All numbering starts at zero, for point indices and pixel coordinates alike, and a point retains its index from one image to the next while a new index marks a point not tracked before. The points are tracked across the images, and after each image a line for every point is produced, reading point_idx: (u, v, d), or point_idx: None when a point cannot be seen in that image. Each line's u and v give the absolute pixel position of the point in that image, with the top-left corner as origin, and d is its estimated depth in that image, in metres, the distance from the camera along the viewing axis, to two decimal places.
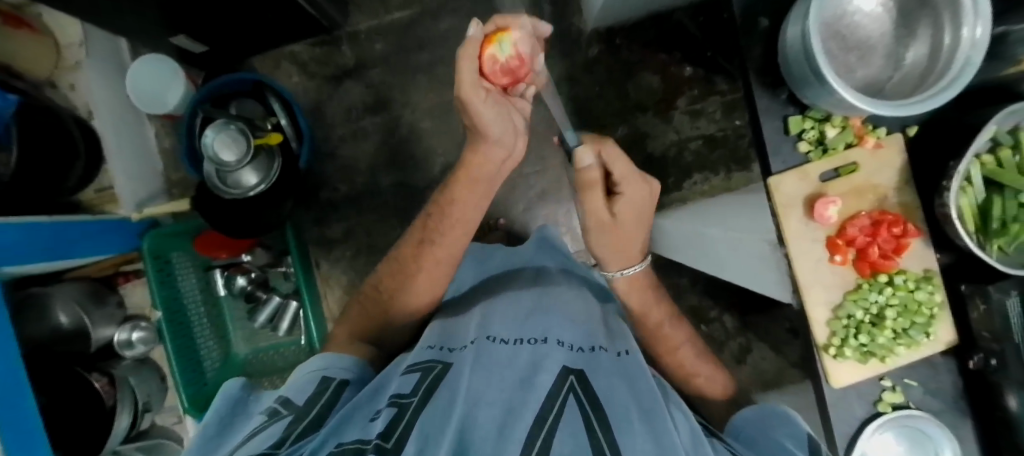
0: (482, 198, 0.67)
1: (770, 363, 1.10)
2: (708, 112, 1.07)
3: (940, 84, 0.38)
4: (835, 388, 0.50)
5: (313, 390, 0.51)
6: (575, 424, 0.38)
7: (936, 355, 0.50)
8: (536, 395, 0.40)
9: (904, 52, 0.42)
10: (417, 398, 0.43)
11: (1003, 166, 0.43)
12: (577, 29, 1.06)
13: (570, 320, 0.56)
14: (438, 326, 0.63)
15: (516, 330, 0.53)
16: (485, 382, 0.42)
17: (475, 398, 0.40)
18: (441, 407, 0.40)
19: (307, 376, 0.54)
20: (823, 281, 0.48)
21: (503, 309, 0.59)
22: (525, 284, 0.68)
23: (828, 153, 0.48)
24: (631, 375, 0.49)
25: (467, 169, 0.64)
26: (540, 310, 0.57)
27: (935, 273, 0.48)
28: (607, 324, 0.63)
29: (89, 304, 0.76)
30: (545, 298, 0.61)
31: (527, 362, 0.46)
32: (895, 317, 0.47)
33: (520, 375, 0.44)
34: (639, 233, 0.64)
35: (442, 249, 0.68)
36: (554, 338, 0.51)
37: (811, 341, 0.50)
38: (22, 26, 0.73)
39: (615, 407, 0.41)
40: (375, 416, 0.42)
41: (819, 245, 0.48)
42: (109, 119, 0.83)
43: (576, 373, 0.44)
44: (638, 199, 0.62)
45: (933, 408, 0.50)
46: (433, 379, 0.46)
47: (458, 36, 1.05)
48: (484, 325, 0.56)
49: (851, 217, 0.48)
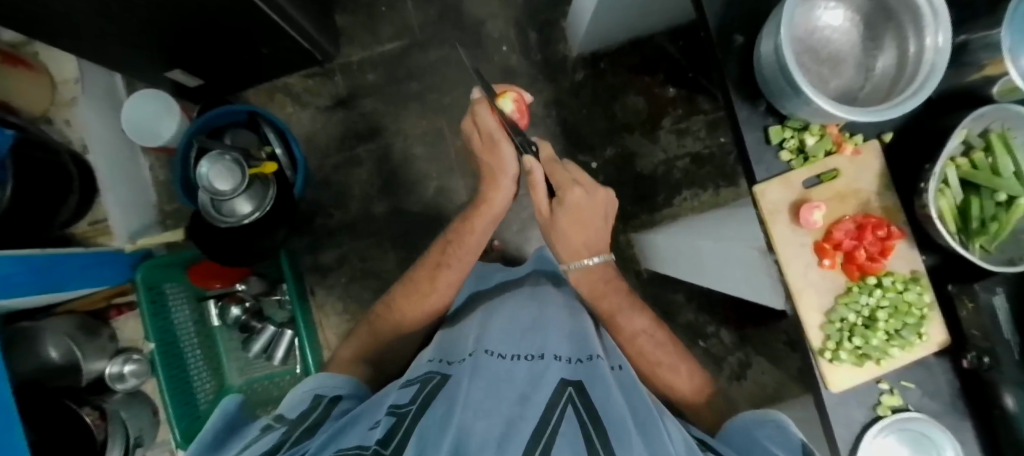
0: (490, 224, 0.78)
1: (770, 377, 1.09)
2: (693, 131, 1.10)
3: (909, 91, 0.40)
4: (833, 392, 0.50)
5: (303, 409, 0.50)
6: (574, 438, 0.37)
7: (930, 356, 0.50)
8: (534, 405, 0.40)
9: (873, 62, 0.44)
10: (415, 407, 0.42)
11: (977, 168, 0.44)
12: (563, 55, 1.10)
13: (568, 333, 0.55)
14: (438, 338, 0.62)
15: (511, 342, 0.52)
16: (484, 389, 0.42)
17: (474, 405, 0.39)
18: (439, 414, 0.40)
19: (299, 394, 0.53)
20: (811, 284, 0.49)
21: (502, 317, 0.58)
22: (520, 292, 0.67)
23: (807, 160, 0.50)
24: (631, 390, 0.48)
25: (482, 203, 0.77)
26: (541, 323, 0.56)
27: (922, 274, 0.49)
28: (606, 337, 0.62)
29: (81, 338, 0.75)
30: (544, 310, 0.60)
31: (527, 375, 0.45)
32: (886, 318, 0.48)
33: (519, 386, 0.43)
34: (584, 232, 0.73)
35: (454, 268, 0.73)
36: (551, 352, 0.50)
37: (808, 346, 0.50)
38: (19, 64, 0.74)
39: (614, 419, 0.40)
40: (374, 425, 0.41)
41: (807, 250, 0.50)
42: (104, 153, 0.84)
43: (574, 384, 0.44)
44: (575, 202, 0.73)
45: (933, 410, 0.50)
46: (431, 389, 0.46)
47: (449, 65, 1.08)
48: (481, 337, 0.54)
49: (835, 221, 0.49)
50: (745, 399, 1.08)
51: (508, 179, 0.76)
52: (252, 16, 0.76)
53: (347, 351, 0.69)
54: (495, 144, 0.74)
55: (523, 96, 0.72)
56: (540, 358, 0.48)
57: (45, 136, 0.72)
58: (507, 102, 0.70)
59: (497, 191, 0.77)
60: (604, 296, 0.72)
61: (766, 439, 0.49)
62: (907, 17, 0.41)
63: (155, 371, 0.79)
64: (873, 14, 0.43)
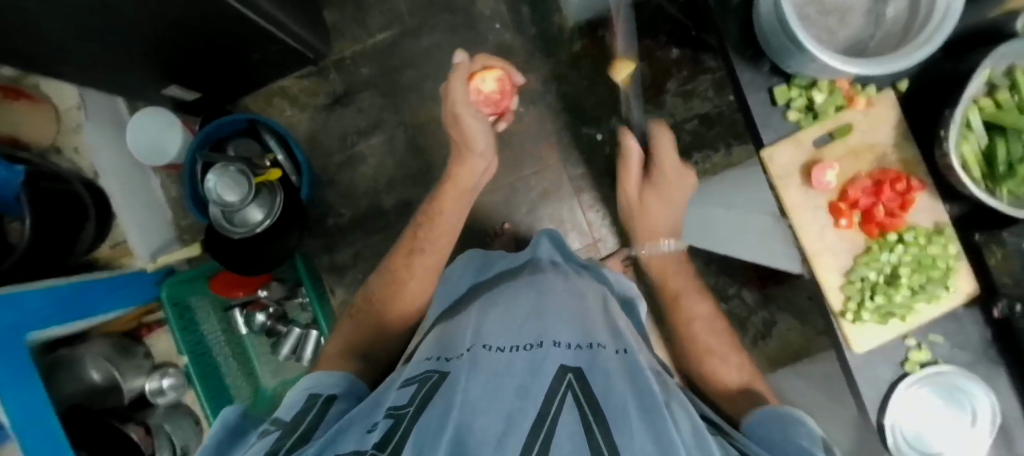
0: (462, 211, 0.80)
1: (797, 334, 1.08)
2: (699, 91, 1.06)
3: (923, 35, 0.37)
4: (857, 354, 0.49)
5: (299, 409, 0.49)
6: (574, 426, 0.36)
7: (958, 308, 0.49)
8: (533, 397, 0.40)
9: (883, 8, 0.41)
10: (414, 408, 0.42)
11: (1002, 108, 0.42)
12: (558, 26, 1.06)
13: (569, 319, 0.55)
14: (436, 337, 0.61)
15: (509, 333, 0.52)
16: (484, 385, 0.42)
17: (473, 403, 0.39)
18: (437, 413, 0.39)
19: (292, 398, 0.52)
20: (826, 245, 0.48)
21: (502, 311, 0.58)
22: (519, 281, 0.67)
23: (821, 116, 0.47)
24: (633, 370, 0.47)
25: (450, 180, 0.78)
26: (541, 310, 0.56)
27: (945, 225, 0.47)
28: (613, 315, 0.62)
29: (117, 358, 0.79)
30: (544, 298, 0.59)
31: (525, 369, 0.45)
32: (910, 275, 0.46)
33: (519, 383, 0.42)
34: (671, 213, 0.75)
35: (428, 254, 0.74)
36: (550, 338, 0.50)
37: (829, 311, 0.50)
38: (21, 97, 0.75)
39: (615, 405, 0.40)
40: (372, 427, 0.42)
41: (822, 212, 0.49)
42: (116, 175, 0.86)
43: (574, 370, 0.44)
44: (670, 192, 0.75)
45: (965, 361, 0.49)
46: (430, 389, 0.45)
47: (443, 49, 1.06)
48: (479, 332, 0.54)
49: (848, 178, 0.48)
50: (771, 358, 1.07)
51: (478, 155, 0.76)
52: (242, 24, 0.75)
53: (342, 339, 0.68)
54: (458, 119, 0.72)
55: (507, 75, 0.83)
56: (537, 346, 0.48)
57: (55, 167, 0.74)
58: (488, 81, 0.80)
59: (465, 167, 0.77)
60: (672, 277, 0.75)
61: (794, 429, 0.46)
62: None
63: (191, 383, 0.83)
64: None
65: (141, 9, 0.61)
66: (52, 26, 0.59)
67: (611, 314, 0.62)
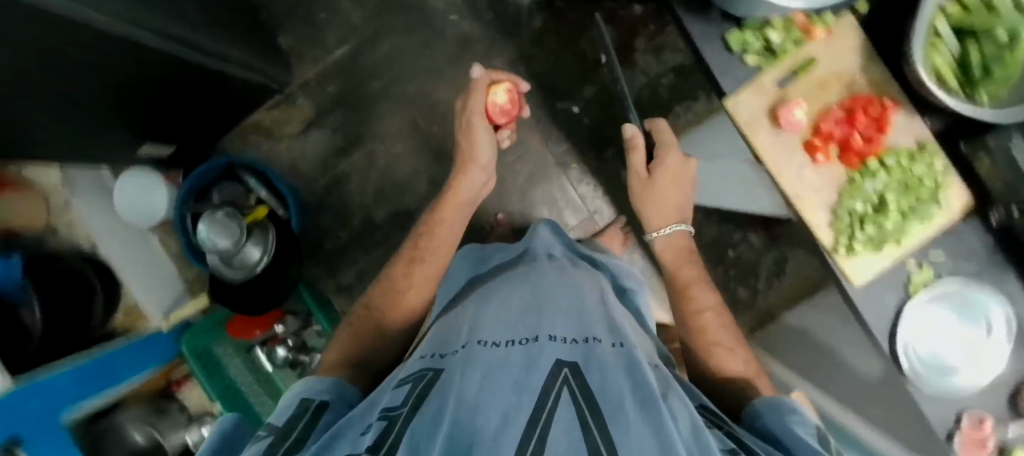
0: (462, 222, 0.77)
1: (812, 269, 1.06)
2: (671, 42, 1.03)
3: None
4: (857, 288, 0.49)
5: (291, 413, 0.45)
6: (570, 421, 0.34)
7: (955, 222, 0.48)
8: (528, 391, 0.39)
9: None
10: (407, 409, 0.41)
11: (969, 10, 0.40)
12: (515, 6, 1.03)
13: (565, 315, 0.53)
14: (435, 335, 0.60)
15: (506, 333, 0.51)
16: (481, 382, 0.41)
17: (468, 402, 0.38)
18: (432, 414, 0.38)
19: (283, 403, 0.48)
20: (807, 184, 0.47)
21: (498, 308, 0.57)
22: (519, 271, 0.68)
23: (779, 53, 0.46)
24: (632, 364, 0.45)
25: (450, 191, 0.77)
26: (535, 306, 0.55)
27: (928, 142, 0.46)
28: (610, 309, 0.60)
29: (155, 418, 0.82)
30: (541, 293, 0.59)
31: (520, 362, 0.43)
32: (897, 199, 0.45)
33: (515, 378, 0.41)
34: (675, 196, 0.69)
35: (429, 263, 0.72)
36: (546, 332, 0.49)
37: (822, 249, 0.49)
38: (13, 187, 0.77)
39: (611, 399, 0.38)
40: (366, 429, 0.40)
41: (797, 152, 0.47)
42: (115, 243, 0.87)
43: (570, 364, 0.43)
44: (676, 174, 0.68)
45: (971, 273, 0.48)
46: (424, 388, 0.44)
47: (404, 55, 1.04)
48: (474, 330, 0.54)
49: (818, 112, 0.47)
50: (789, 297, 1.06)
51: (479, 169, 0.77)
52: (198, 72, 0.75)
53: (339, 351, 0.63)
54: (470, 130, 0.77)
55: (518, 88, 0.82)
56: (534, 340, 0.47)
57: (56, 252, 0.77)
58: (500, 93, 0.80)
59: (466, 178, 0.77)
60: (680, 265, 0.67)
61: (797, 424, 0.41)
62: None
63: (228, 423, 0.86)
64: None
65: (93, 80, 0.61)
66: (15, 114, 0.59)
67: (609, 305, 0.61)
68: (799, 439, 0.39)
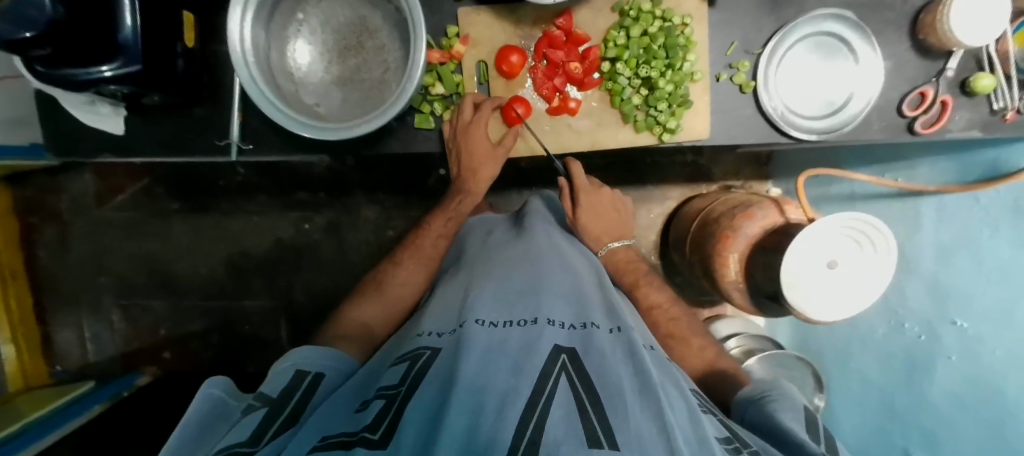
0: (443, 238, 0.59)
1: None
2: None
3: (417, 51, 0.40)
4: (710, 135, 0.46)
5: (286, 385, 0.38)
6: (569, 417, 0.26)
7: (710, 14, 0.45)
8: (524, 373, 0.30)
9: (389, 57, 0.45)
10: (405, 386, 0.32)
11: None
12: (311, 167, 0.98)
13: (560, 288, 0.42)
14: (435, 298, 0.47)
15: (500, 305, 0.39)
16: (478, 357, 0.31)
17: (466, 379, 0.29)
18: (433, 394, 0.29)
19: (274, 371, 0.40)
20: (589, 130, 0.47)
21: (492, 273, 0.45)
22: (498, 240, 0.53)
23: (460, 89, 0.47)
24: (635, 350, 0.34)
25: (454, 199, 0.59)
26: (533, 276, 0.43)
27: (618, 4, 0.44)
28: (598, 279, 0.47)
29: None
30: (530, 259, 0.46)
31: (521, 345, 0.33)
32: (648, 65, 0.44)
33: (514, 359, 0.32)
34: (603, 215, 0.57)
35: (444, 215, 0.59)
36: (546, 312, 0.38)
37: (654, 144, 0.47)
38: None
39: (612, 387, 0.30)
40: (361, 407, 0.32)
41: (552, 120, 0.47)
42: None
43: (568, 349, 0.33)
44: (599, 201, 0.57)
45: (773, 26, 0.45)
46: (426, 362, 0.34)
47: (317, 280, 1.02)
48: (471, 295, 0.41)
49: (530, 84, 0.46)
50: None
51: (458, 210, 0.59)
52: None
53: (377, 314, 0.54)
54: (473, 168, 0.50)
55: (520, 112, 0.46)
56: (534, 324, 0.36)
57: None
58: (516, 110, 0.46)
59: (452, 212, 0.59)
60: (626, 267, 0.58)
61: (783, 411, 0.37)
62: (377, 36, 0.45)
63: None
64: (352, 35, 0.45)
65: None
66: None
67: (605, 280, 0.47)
68: (788, 423, 0.35)
